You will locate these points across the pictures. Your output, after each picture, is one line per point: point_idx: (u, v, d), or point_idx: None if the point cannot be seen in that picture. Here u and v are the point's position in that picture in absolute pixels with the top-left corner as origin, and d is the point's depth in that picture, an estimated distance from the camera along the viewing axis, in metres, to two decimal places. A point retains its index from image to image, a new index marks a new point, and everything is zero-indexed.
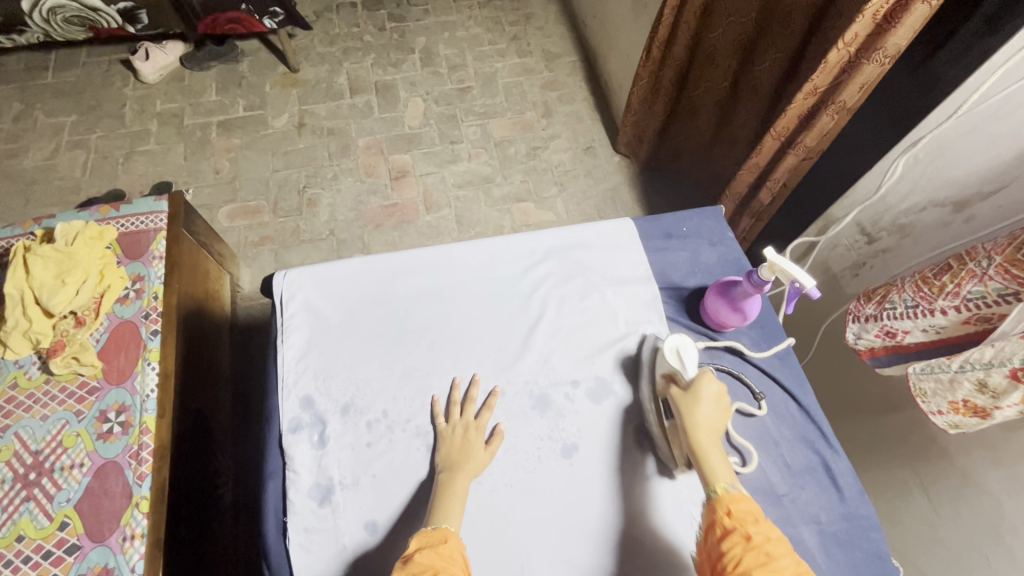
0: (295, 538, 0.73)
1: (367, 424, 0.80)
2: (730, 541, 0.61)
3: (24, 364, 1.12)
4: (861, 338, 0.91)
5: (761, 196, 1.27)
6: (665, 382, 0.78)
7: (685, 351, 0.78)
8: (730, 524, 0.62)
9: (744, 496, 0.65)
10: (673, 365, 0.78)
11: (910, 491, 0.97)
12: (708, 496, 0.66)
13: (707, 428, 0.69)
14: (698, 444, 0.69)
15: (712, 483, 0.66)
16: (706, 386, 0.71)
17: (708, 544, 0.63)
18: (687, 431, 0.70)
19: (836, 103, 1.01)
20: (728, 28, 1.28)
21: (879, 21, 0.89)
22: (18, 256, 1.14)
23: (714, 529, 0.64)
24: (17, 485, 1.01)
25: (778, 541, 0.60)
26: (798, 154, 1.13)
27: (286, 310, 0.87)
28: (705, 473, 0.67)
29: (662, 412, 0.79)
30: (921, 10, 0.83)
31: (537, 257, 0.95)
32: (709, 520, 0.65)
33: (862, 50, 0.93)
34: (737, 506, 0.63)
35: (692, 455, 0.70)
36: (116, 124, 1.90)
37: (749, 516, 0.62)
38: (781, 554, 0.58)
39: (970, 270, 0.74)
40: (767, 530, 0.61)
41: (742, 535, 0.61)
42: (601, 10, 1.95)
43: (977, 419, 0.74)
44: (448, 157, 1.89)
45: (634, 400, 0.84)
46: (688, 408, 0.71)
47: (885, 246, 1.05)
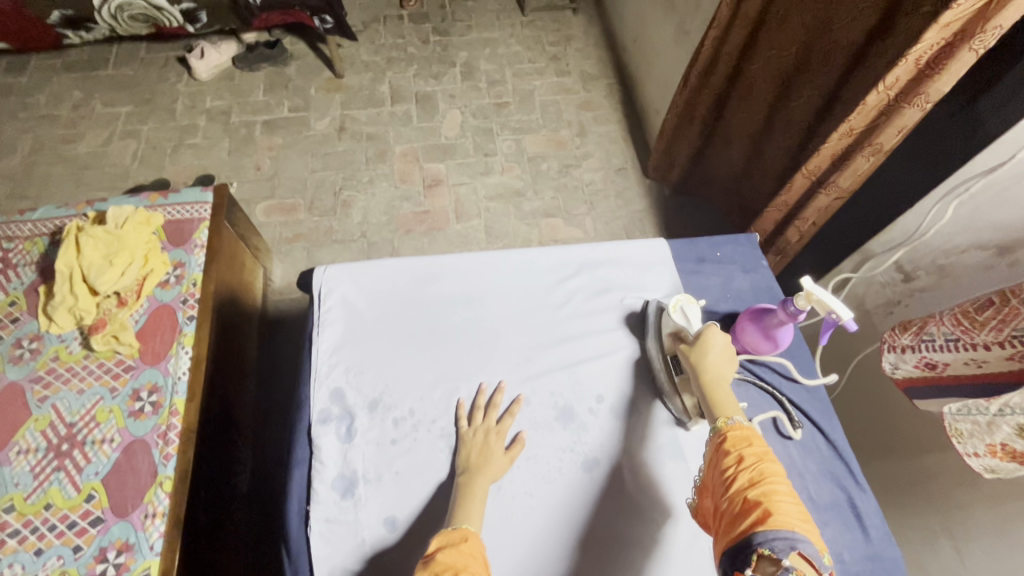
0: (317, 527, 0.75)
1: (393, 421, 0.82)
2: (727, 464, 0.64)
3: (66, 339, 1.16)
4: (899, 367, 0.90)
5: (788, 232, 1.27)
6: (672, 340, 0.84)
7: (688, 309, 0.87)
8: (729, 447, 0.65)
9: (745, 427, 0.67)
10: (679, 322, 0.86)
11: (936, 537, 0.94)
12: (712, 428, 0.69)
13: (714, 372, 0.73)
14: (704, 387, 0.72)
15: (716, 415, 0.69)
16: (715, 338, 0.75)
17: (711, 471, 0.66)
18: (695, 374, 0.74)
19: (873, 145, 1.01)
20: (768, 61, 1.29)
21: (922, 66, 0.89)
22: (70, 236, 1.20)
23: (714, 456, 0.67)
24: (50, 454, 1.05)
25: (770, 461, 0.63)
26: (830, 194, 1.13)
27: (323, 304, 0.90)
28: (710, 407, 0.70)
29: (671, 368, 0.82)
30: (967, 57, 0.84)
31: (569, 270, 0.96)
32: (710, 450, 0.67)
33: (902, 94, 0.93)
34: (734, 432, 0.66)
35: (699, 396, 0.73)
36: (167, 117, 1.98)
37: (747, 440, 0.65)
38: (775, 472, 0.62)
39: (1014, 307, 0.72)
40: (761, 452, 0.63)
41: (735, 457, 0.64)
42: (642, 35, 1.98)
43: (1015, 464, 0.72)
44: (482, 169, 1.93)
45: (642, 355, 0.88)
46: (698, 358, 0.74)
47: (922, 286, 1.04)
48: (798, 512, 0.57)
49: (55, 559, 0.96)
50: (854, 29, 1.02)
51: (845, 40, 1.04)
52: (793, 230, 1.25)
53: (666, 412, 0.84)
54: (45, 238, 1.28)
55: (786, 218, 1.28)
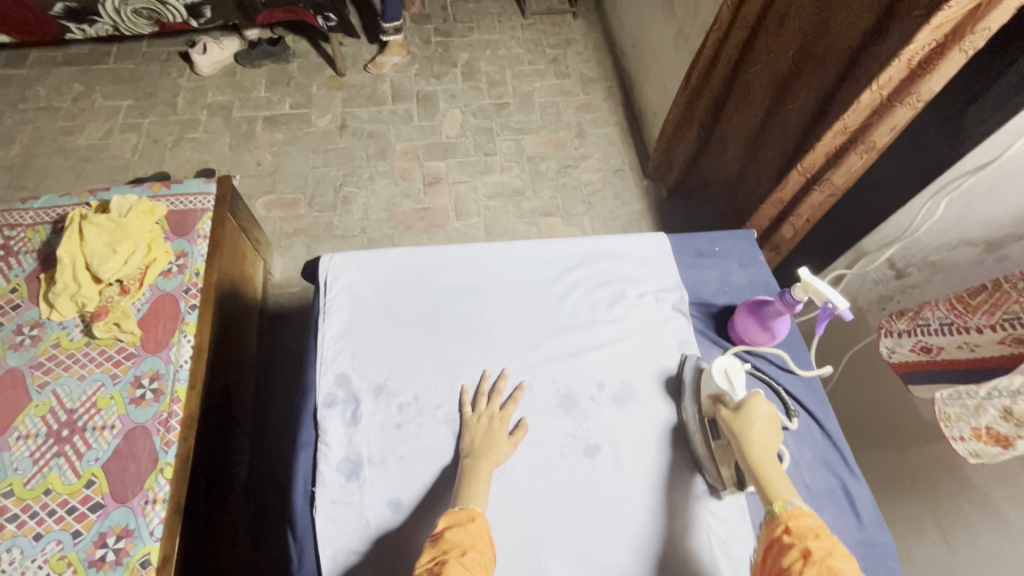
0: (322, 508, 0.76)
1: (398, 405, 0.83)
2: (790, 557, 0.59)
3: (67, 326, 1.17)
4: (895, 352, 0.93)
5: (782, 228, 1.30)
6: (711, 404, 0.79)
7: (733, 372, 0.79)
8: (790, 540, 0.61)
9: (805, 513, 0.64)
10: (721, 387, 0.79)
11: (925, 529, 0.97)
12: (767, 513, 0.65)
13: (760, 448, 0.69)
14: (755, 465, 0.68)
15: (770, 500, 0.66)
16: (758, 407, 0.72)
17: (769, 562, 0.62)
18: (741, 450, 0.70)
19: (866, 143, 1.04)
20: (765, 65, 1.32)
21: (914, 67, 0.92)
22: (74, 223, 1.20)
23: (772, 547, 0.62)
24: (49, 440, 1.05)
25: (841, 556, 0.58)
26: (824, 190, 1.16)
27: (329, 291, 0.91)
28: (764, 490, 0.67)
29: (709, 433, 0.79)
30: (958, 57, 0.87)
31: (571, 263, 0.98)
32: (768, 538, 0.63)
33: (895, 94, 0.96)
34: (795, 521, 0.62)
35: (749, 474, 0.69)
36: (168, 111, 1.99)
37: (812, 532, 0.61)
38: (844, 566, 0.57)
39: (1007, 291, 0.75)
40: (829, 545, 0.59)
41: (800, 550, 0.59)
42: (642, 40, 2.01)
43: (999, 449, 0.74)
44: (482, 168, 1.95)
45: (678, 419, 0.85)
46: (743, 431, 0.71)
47: (914, 282, 1.07)
48: None
49: (54, 544, 0.96)
50: (850, 33, 1.04)
51: (841, 45, 1.07)
52: (787, 227, 1.28)
53: (702, 482, 0.80)
54: (47, 226, 1.28)
55: (781, 215, 1.31)
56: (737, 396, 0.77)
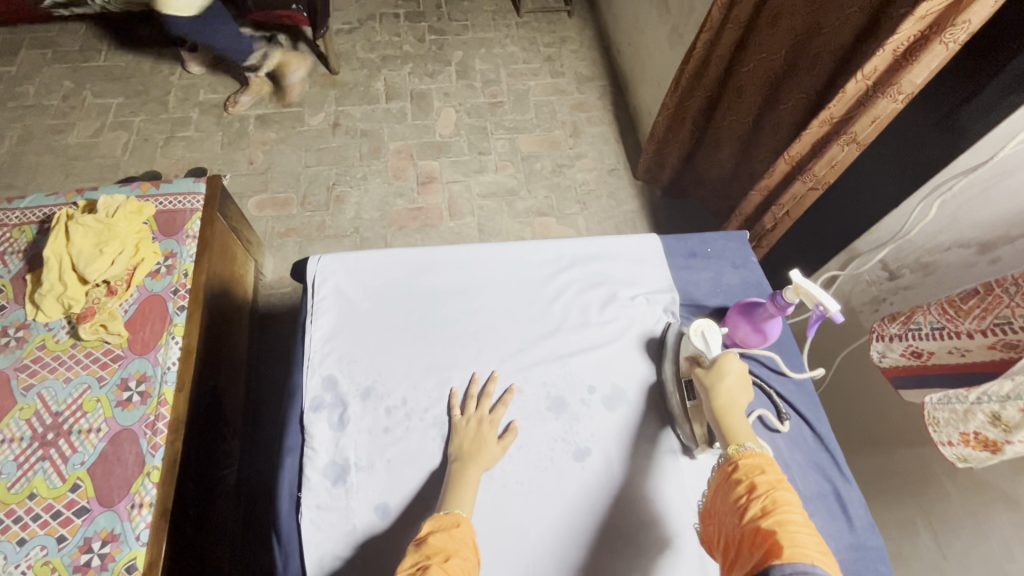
0: (307, 514, 0.74)
1: (386, 409, 0.82)
2: (737, 492, 0.61)
3: (53, 327, 1.15)
4: (886, 356, 0.92)
5: (763, 219, 1.30)
6: (689, 364, 0.84)
7: (709, 332, 0.85)
8: (739, 475, 0.62)
9: (758, 454, 0.65)
10: (698, 347, 0.84)
11: (917, 531, 0.96)
12: (723, 453, 0.67)
13: (726, 398, 0.70)
14: (717, 412, 0.70)
15: (727, 441, 0.67)
16: (731, 363, 0.73)
17: (721, 500, 0.63)
18: (708, 399, 0.72)
19: (848, 134, 1.03)
20: (758, 64, 1.31)
21: (899, 56, 0.91)
22: (61, 223, 1.19)
23: (723, 485, 0.64)
24: (34, 444, 1.03)
25: (782, 489, 0.60)
26: (806, 181, 1.15)
27: (318, 293, 0.90)
28: (721, 432, 0.68)
29: (685, 393, 0.82)
30: (939, 50, 0.86)
31: (562, 263, 0.97)
32: (719, 478, 0.65)
33: (878, 85, 0.96)
34: (745, 459, 0.64)
35: (713, 422, 0.71)
36: (159, 109, 1.97)
37: (760, 468, 0.62)
38: (787, 502, 0.58)
39: (998, 296, 0.75)
40: (773, 480, 0.61)
41: (744, 484, 0.61)
42: (636, 38, 2.00)
43: (987, 453, 0.74)
44: (476, 167, 1.94)
45: (657, 379, 0.87)
46: (711, 383, 0.72)
47: (907, 284, 1.06)
48: (815, 544, 0.54)
49: (38, 549, 0.95)
50: (842, 32, 1.04)
51: (833, 44, 1.06)
52: (769, 217, 1.28)
53: (674, 439, 0.83)
54: (33, 226, 1.27)
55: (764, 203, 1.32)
56: (711, 354, 0.83)
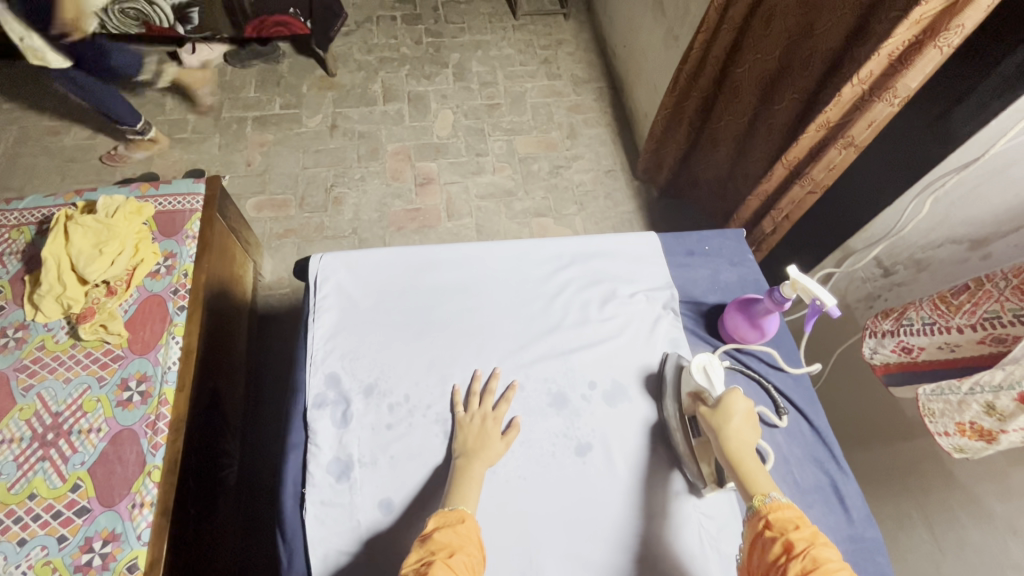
0: (312, 509, 0.75)
1: (389, 406, 0.83)
2: (774, 551, 0.59)
3: (52, 328, 1.15)
4: (878, 352, 0.93)
5: (762, 224, 1.32)
6: (692, 401, 0.80)
7: (712, 368, 0.81)
8: (774, 535, 0.60)
9: (785, 505, 0.63)
10: (700, 384, 0.80)
11: (913, 525, 0.97)
12: (749, 509, 0.65)
13: (737, 443, 0.69)
14: (734, 461, 0.68)
15: (751, 495, 0.65)
16: (736, 404, 0.72)
17: (756, 560, 0.61)
18: (720, 447, 0.70)
19: (846, 138, 1.05)
20: (753, 65, 1.33)
21: (894, 61, 0.93)
22: (60, 224, 1.19)
23: (757, 543, 0.62)
24: (34, 444, 1.03)
25: (821, 545, 0.58)
26: (805, 186, 1.17)
27: (319, 291, 0.91)
28: (743, 485, 0.66)
29: (688, 430, 0.79)
30: (933, 54, 0.87)
31: (562, 262, 0.98)
32: (752, 535, 0.63)
33: (874, 89, 0.97)
34: (775, 514, 0.62)
35: (729, 471, 0.69)
36: (156, 111, 1.97)
37: (792, 523, 0.60)
38: (828, 558, 0.56)
39: (987, 290, 0.76)
40: (810, 535, 0.59)
41: (782, 543, 0.59)
42: (632, 41, 2.02)
43: (983, 443, 0.76)
44: (473, 168, 1.95)
45: (659, 418, 0.85)
46: (721, 427, 0.71)
47: (901, 280, 1.08)
48: None
49: (38, 549, 0.95)
50: (833, 34, 1.06)
51: (825, 45, 1.08)
52: (769, 221, 1.30)
53: (683, 480, 0.81)
54: (32, 227, 1.26)
55: (762, 209, 1.34)
56: (716, 391, 0.79)
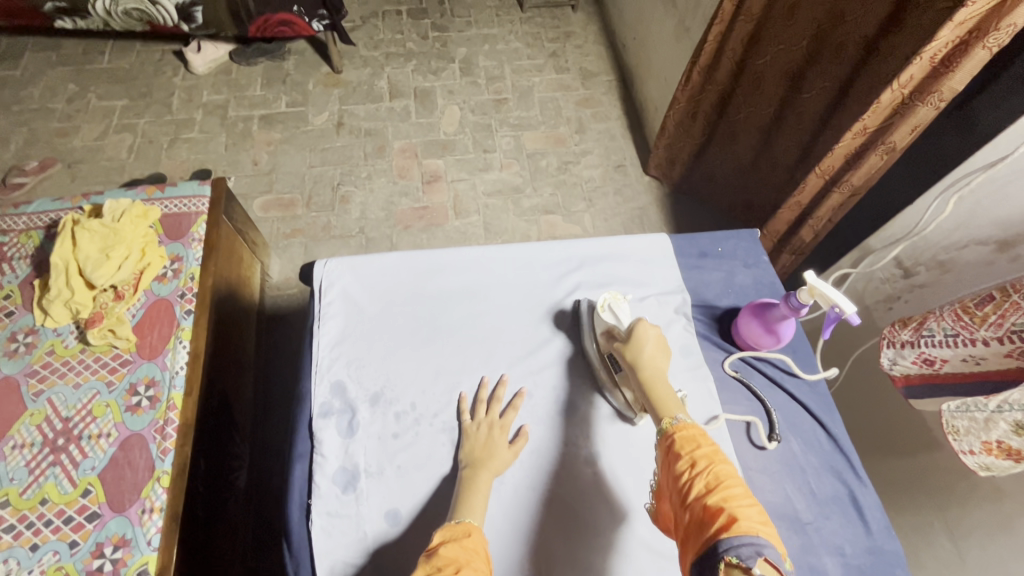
0: (318, 521, 0.74)
1: (395, 415, 0.81)
2: (679, 468, 0.63)
3: (62, 333, 1.15)
4: (897, 363, 0.90)
5: (801, 232, 1.27)
6: (608, 339, 0.82)
7: (618, 307, 0.84)
8: (679, 450, 0.64)
9: (691, 425, 0.67)
10: (609, 322, 0.83)
11: (935, 532, 0.95)
12: (659, 430, 0.68)
13: (651, 368, 0.74)
14: (645, 383, 0.73)
15: (661, 418, 0.69)
16: (647, 330, 0.77)
17: (666, 477, 0.65)
18: (633, 371, 0.75)
19: (887, 144, 1.01)
20: (776, 56, 1.29)
21: (937, 63, 0.89)
22: (67, 229, 1.19)
23: (666, 462, 0.66)
24: (45, 449, 1.04)
25: (720, 460, 0.62)
26: (843, 192, 1.13)
27: (324, 297, 0.89)
28: (655, 406, 0.71)
29: (609, 366, 0.82)
30: (982, 55, 0.84)
31: (571, 265, 0.96)
32: (659, 453, 0.67)
33: (916, 93, 0.94)
34: (682, 433, 0.66)
35: (642, 393, 0.73)
36: (164, 111, 1.96)
37: (695, 441, 0.64)
38: (727, 472, 0.60)
39: (1014, 301, 0.72)
40: (710, 452, 0.63)
41: (686, 460, 0.63)
42: (642, 33, 1.98)
43: (1011, 462, 0.73)
44: (481, 165, 1.92)
45: (576, 352, 0.88)
46: (633, 349, 0.76)
47: (922, 282, 1.04)
48: (758, 514, 0.56)
49: (50, 555, 0.95)
50: (868, 21, 1.02)
51: (859, 32, 1.04)
52: (807, 230, 1.25)
53: (608, 406, 0.84)
54: (40, 231, 1.27)
55: (799, 217, 1.28)
56: (624, 326, 0.82)
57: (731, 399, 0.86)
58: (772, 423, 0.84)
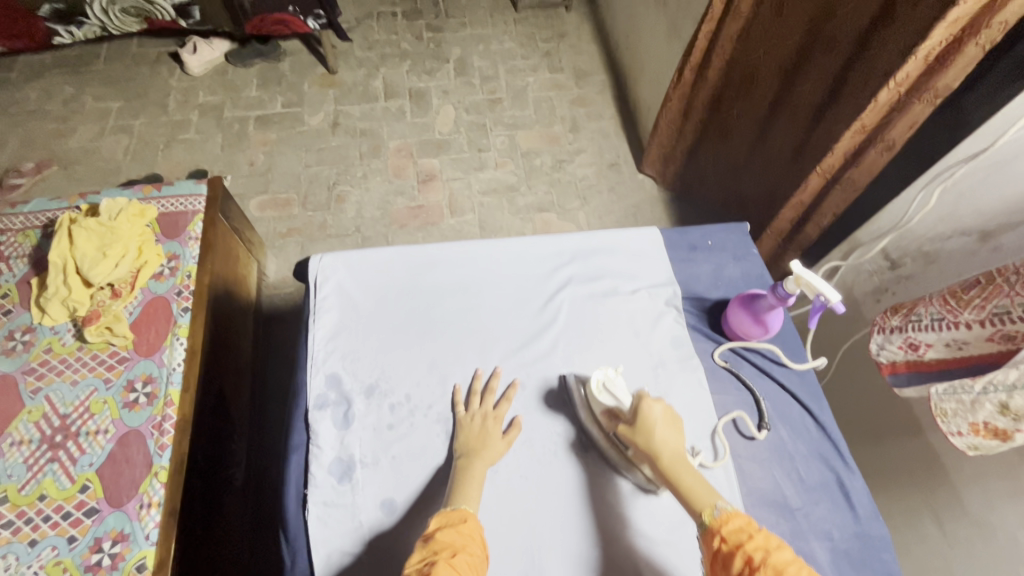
0: (315, 510, 0.75)
1: (390, 406, 0.83)
2: (736, 567, 0.59)
3: (59, 331, 1.16)
4: (885, 349, 0.92)
5: (808, 229, 1.27)
6: (611, 420, 0.78)
7: (611, 384, 0.80)
8: (730, 549, 0.60)
9: (733, 513, 0.64)
10: (608, 404, 0.79)
11: (924, 520, 0.97)
12: (701, 527, 0.65)
13: (670, 452, 0.70)
14: (668, 472, 0.69)
15: (699, 511, 0.66)
16: (653, 409, 0.73)
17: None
18: (653, 462, 0.70)
19: (886, 141, 1.03)
20: (769, 51, 1.30)
21: (931, 61, 0.91)
22: (63, 227, 1.19)
23: (717, 562, 0.61)
24: (43, 446, 1.04)
25: (775, 548, 0.58)
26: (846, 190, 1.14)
27: (319, 292, 0.91)
28: (689, 499, 0.67)
29: (620, 447, 0.78)
30: (974, 52, 0.86)
31: (564, 258, 0.97)
32: (709, 553, 0.63)
33: (913, 89, 0.96)
34: (727, 527, 0.62)
35: (669, 485, 0.69)
36: (160, 112, 1.97)
37: (744, 533, 0.61)
38: (786, 560, 0.57)
39: (998, 285, 0.75)
40: (763, 542, 0.59)
41: (741, 557, 0.59)
42: (634, 32, 2.00)
43: (997, 442, 0.75)
44: (476, 164, 1.94)
45: (579, 431, 0.83)
46: (647, 437, 0.71)
47: (908, 273, 1.06)
48: None
49: (49, 550, 0.96)
50: (858, 16, 1.03)
51: (850, 27, 1.05)
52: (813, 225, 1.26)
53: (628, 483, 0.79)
54: (37, 230, 1.27)
55: (803, 215, 1.29)
56: (625, 406, 0.78)
57: (721, 388, 0.87)
58: (761, 412, 0.86)
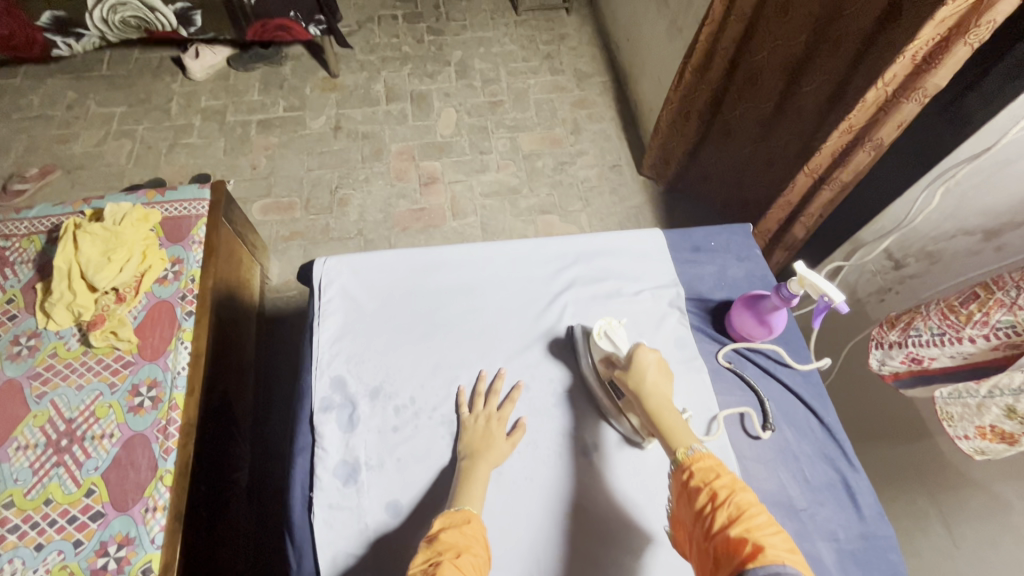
0: (320, 513, 0.75)
1: (395, 408, 0.83)
2: (700, 501, 0.62)
3: (64, 335, 1.16)
4: (887, 363, 0.92)
5: (794, 228, 1.29)
6: (606, 366, 0.82)
7: (613, 332, 0.84)
8: (699, 482, 0.63)
9: (705, 455, 0.67)
10: (607, 349, 0.82)
11: (930, 520, 0.96)
12: (674, 462, 0.68)
13: (656, 396, 0.73)
14: (652, 412, 0.72)
15: (674, 448, 0.69)
16: (646, 355, 0.76)
17: (685, 510, 0.64)
18: (639, 401, 0.74)
19: (874, 141, 1.03)
20: (772, 51, 1.30)
21: (918, 61, 0.91)
22: (69, 232, 1.20)
23: (684, 495, 0.65)
24: (48, 450, 1.05)
25: (741, 488, 0.61)
26: (831, 189, 1.15)
27: (323, 295, 0.91)
28: (666, 437, 0.70)
29: (613, 394, 0.82)
30: (963, 51, 0.85)
31: (566, 260, 0.97)
32: (677, 486, 0.66)
33: (900, 90, 0.96)
34: (699, 463, 0.65)
35: (651, 426, 0.73)
36: (163, 117, 1.98)
37: (713, 472, 0.64)
38: (749, 500, 0.60)
39: (998, 299, 0.74)
40: (731, 482, 0.62)
41: (707, 491, 0.62)
42: (634, 34, 2.00)
43: (1004, 445, 0.75)
44: (478, 166, 1.94)
45: (576, 374, 0.87)
46: (637, 380, 0.75)
47: (913, 273, 1.06)
48: (784, 543, 0.55)
49: (55, 554, 0.96)
50: (864, 17, 1.03)
51: (856, 26, 1.06)
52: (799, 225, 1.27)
53: (616, 432, 0.83)
54: (42, 235, 1.28)
55: (790, 216, 1.31)
56: (623, 351, 0.81)
57: (725, 388, 0.87)
58: (766, 413, 0.85)
